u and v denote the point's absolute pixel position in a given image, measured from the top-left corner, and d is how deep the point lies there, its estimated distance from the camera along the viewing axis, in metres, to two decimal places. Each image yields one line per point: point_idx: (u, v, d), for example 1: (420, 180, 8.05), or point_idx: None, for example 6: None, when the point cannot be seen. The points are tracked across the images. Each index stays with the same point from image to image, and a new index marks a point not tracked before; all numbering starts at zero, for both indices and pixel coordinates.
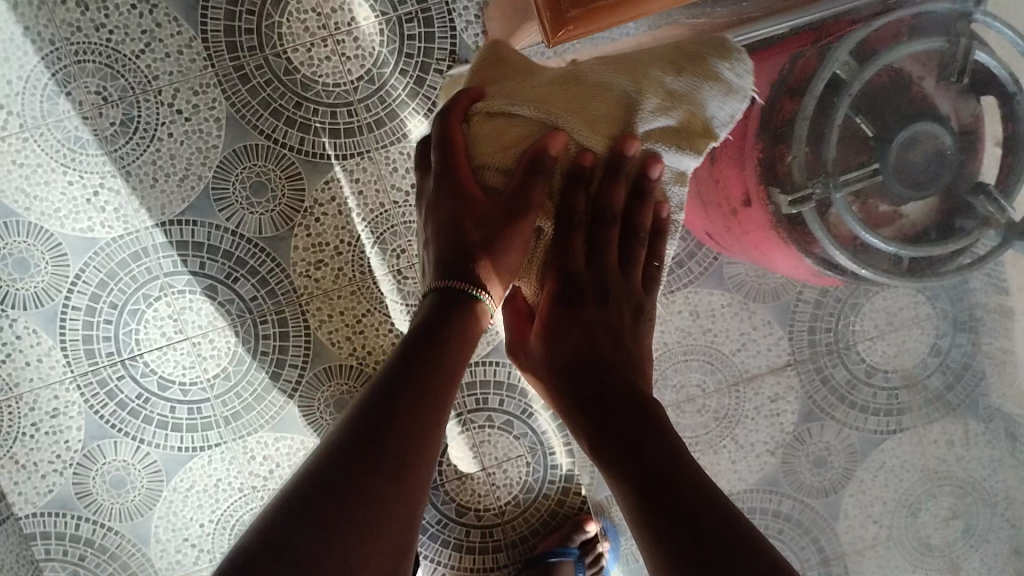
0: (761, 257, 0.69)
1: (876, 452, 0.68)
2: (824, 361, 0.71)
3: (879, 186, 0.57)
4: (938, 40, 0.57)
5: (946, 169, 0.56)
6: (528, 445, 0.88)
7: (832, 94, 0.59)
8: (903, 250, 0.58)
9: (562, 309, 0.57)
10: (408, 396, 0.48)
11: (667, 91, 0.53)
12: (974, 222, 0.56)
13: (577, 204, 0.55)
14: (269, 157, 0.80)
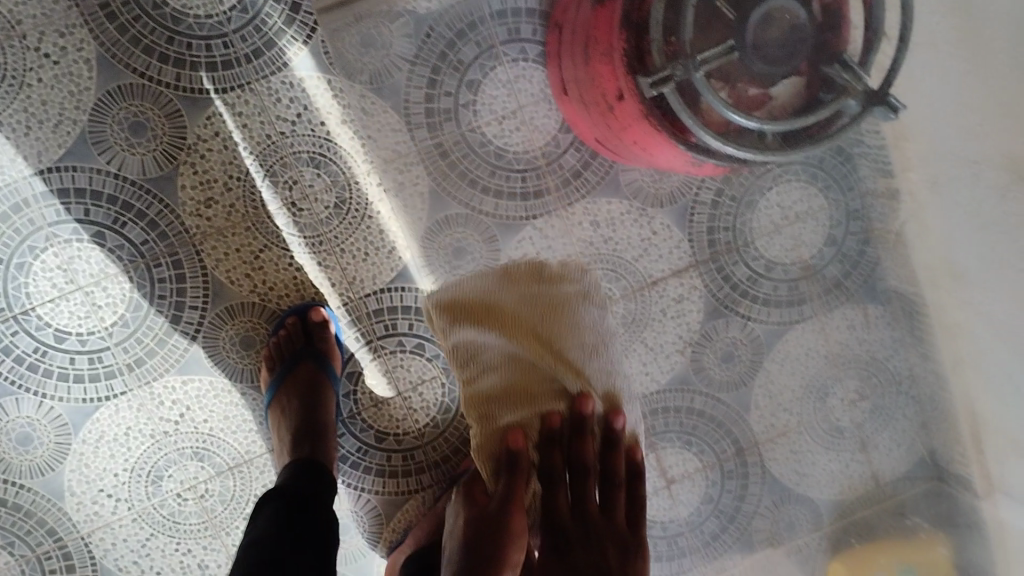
0: (642, 151, 0.70)
1: (781, 341, 0.93)
2: (725, 259, 0.90)
3: (737, 63, 0.60)
4: None
5: (802, 44, 0.60)
6: (442, 366, 0.89)
7: None
8: (766, 126, 0.61)
9: (553, 558, 0.64)
10: None
11: (575, 343, 0.71)
12: (834, 92, 0.60)
13: (554, 458, 0.67)
14: (146, 96, 0.78)
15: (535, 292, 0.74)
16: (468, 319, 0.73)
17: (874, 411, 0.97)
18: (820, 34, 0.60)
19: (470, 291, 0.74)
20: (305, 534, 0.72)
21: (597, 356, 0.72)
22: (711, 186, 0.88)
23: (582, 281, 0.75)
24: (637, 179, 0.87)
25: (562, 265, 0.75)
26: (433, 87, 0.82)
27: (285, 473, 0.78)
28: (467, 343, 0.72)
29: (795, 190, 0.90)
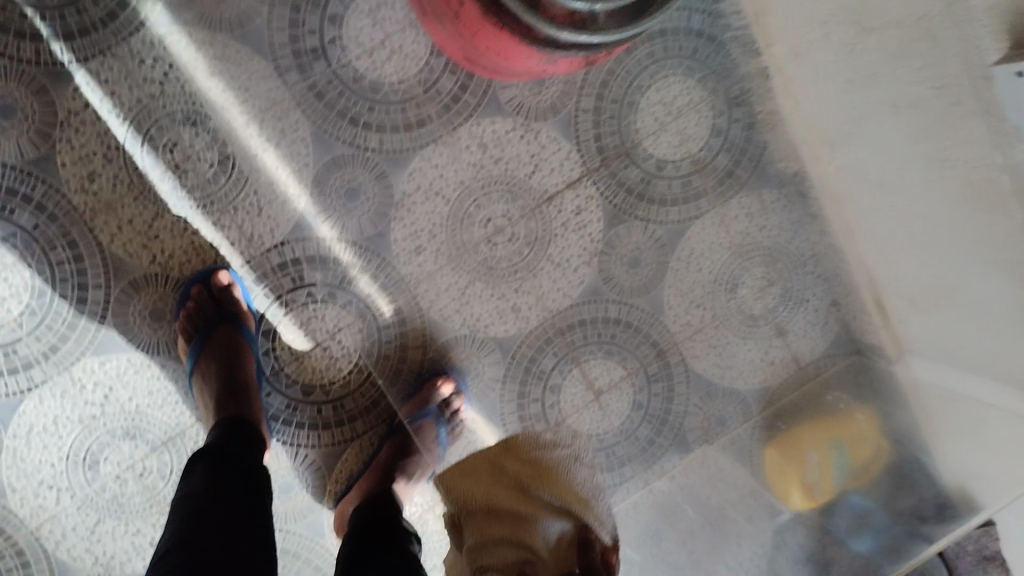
0: (500, 58, 0.72)
1: (683, 240, 0.96)
2: (616, 166, 0.92)
3: None
4: None
5: None
6: (357, 312, 0.89)
7: None
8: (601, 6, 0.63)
9: None
10: None
11: (567, 491, 0.86)
12: None
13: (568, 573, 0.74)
14: (10, 77, 0.78)
15: (533, 466, 0.88)
16: (465, 487, 0.89)
17: (785, 295, 1.00)
18: None
19: (472, 463, 0.91)
20: (237, 476, 0.72)
21: (591, 505, 0.88)
22: (590, 92, 0.90)
23: (570, 452, 0.93)
24: (517, 94, 0.88)
25: (552, 437, 0.94)
26: (297, 26, 0.82)
27: (214, 433, 0.77)
28: (473, 504, 0.85)
29: (674, 84, 0.91)
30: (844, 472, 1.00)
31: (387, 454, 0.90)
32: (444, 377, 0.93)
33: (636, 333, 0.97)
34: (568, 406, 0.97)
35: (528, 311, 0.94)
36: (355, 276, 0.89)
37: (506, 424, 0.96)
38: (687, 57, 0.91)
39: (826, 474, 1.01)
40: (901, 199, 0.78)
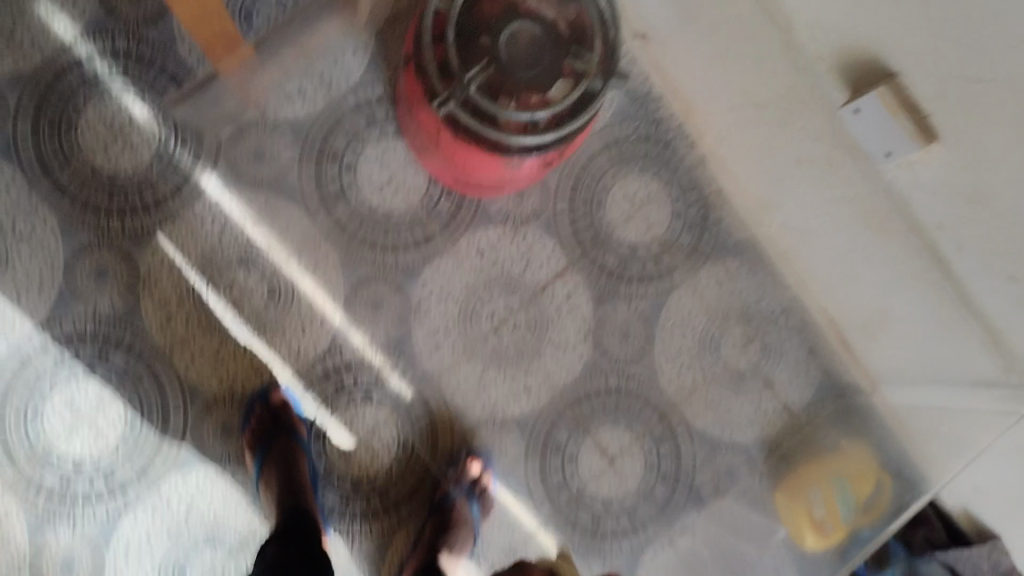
0: (476, 171, 0.93)
1: (665, 309, 1.11)
2: (596, 255, 1.10)
3: (502, 75, 0.84)
4: None
5: (544, 53, 0.85)
6: (390, 406, 1.05)
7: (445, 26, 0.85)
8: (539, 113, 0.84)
9: None
10: None
11: None
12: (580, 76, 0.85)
13: None
14: (102, 245, 0.99)
15: None
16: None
17: (766, 351, 1.12)
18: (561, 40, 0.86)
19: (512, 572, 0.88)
20: (303, 554, 0.84)
21: None
22: (564, 198, 1.09)
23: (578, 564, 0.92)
24: (504, 207, 1.08)
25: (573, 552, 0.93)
26: (320, 177, 1.04)
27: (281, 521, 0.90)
28: None
29: (632, 183, 1.10)
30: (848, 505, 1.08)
31: (429, 530, 0.99)
32: (474, 457, 1.05)
33: (637, 399, 1.10)
34: (587, 472, 1.08)
35: (538, 388, 1.08)
36: (387, 375, 1.05)
37: (533, 497, 1.08)
38: (642, 160, 1.10)
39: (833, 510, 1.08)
40: (818, 242, 0.96)
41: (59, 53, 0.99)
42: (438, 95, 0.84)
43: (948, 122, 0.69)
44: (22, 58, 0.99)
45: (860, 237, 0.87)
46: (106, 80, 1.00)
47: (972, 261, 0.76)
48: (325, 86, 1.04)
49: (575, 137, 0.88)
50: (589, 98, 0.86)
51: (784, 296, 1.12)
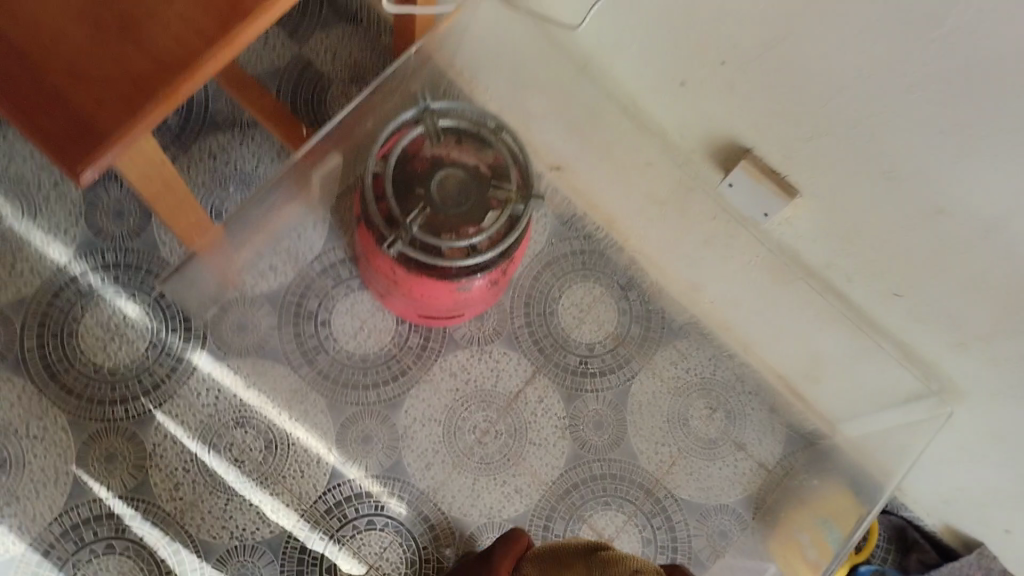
0: (432, 301, 1.05)
1: (631, 396, 1.21)
2: (557, 357, 1.21)
3: (440, 213, 0.98)
4: (421, 130, 1.02)
5: (471, 189, 1.00)
6: (393, 530, 1.12)
7: (384, 183, 0.99)
8: (476, 240, 0.97)
9: None
10: None
11: None
12: (505, 202, 1.00)
13: None
14: (110, 432, 1.09)
15: None
16: None
17: (731, 416, 1.21)
18: (483, 179, 1.01)
19: None
20: None
21: None
22: (520, 313, 1.22)
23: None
24: (467, 330, 1.20)
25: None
26: (300, 337, 1.16)
27: None
28: None
29: (578, 290, 1.23)
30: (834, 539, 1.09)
31: None
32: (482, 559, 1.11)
33: (623, 482, 1.18)
34: None
35: (528, 488, 1.16)
36: (386, 500, 1.13)
37: None
38: (582, 268, 1.24)
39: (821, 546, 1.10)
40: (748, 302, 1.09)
41: (55, 274, 1.13)
42: (389, 238, 0.97)
43: (800, 177, 0.83)
44: (23, 285, 1.12)
45: (773, 291, 1.00)
46: (98, 288, 1.14)
47: (864, 286, 0.89)
48: (293, 260, 1.18)
49: (512, 252, 1.02)
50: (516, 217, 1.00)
51: (735, 363, 1.22)
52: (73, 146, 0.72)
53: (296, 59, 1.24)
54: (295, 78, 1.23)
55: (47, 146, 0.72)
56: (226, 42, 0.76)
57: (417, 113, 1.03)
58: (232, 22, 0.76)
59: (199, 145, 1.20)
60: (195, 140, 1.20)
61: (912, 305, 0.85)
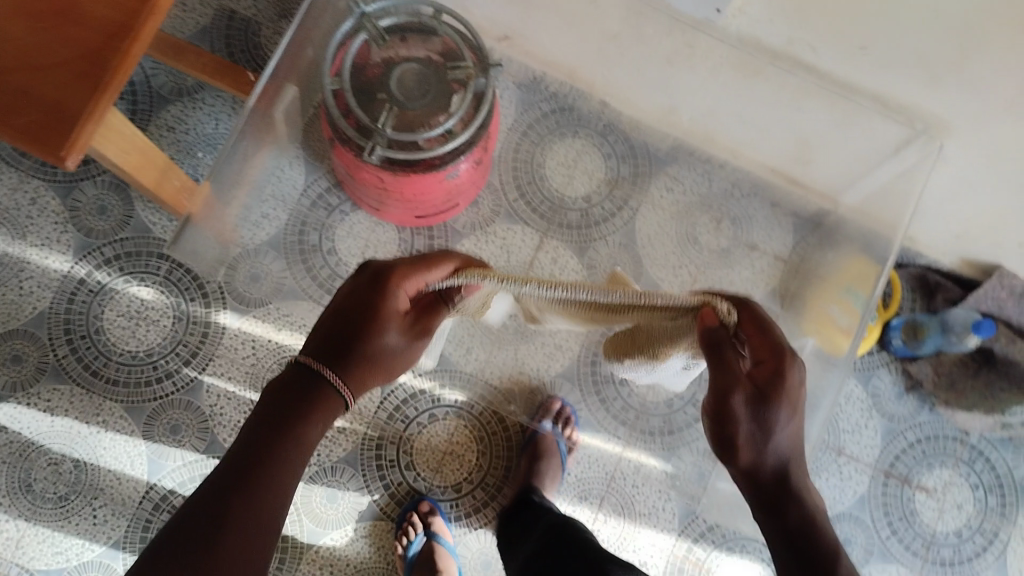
0: (423, 196, 1.07)
1: (638, 232, 1.25)
2: (557, 217, 1.25)
3: (408, 109, 0.99)
4: (364, 34, 1.01)
5: (430, 79, 1.00)
6: (455, 415, 1.17)
7: (344, 98, 0.99)
8: (449, 124, 0.99)
9: (363, 285, 0.73)
10: (344, 309, 0.73)
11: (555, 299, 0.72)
12: (465, 82, 1.00)
13: (352, 289, 0.74)
14: (167, 407, 1.14)
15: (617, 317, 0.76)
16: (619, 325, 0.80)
17: (736, 222, 1.26)
18: (438, 64, 1.01)
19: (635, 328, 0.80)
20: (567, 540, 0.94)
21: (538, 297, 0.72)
22: (510, 186, 1.25)
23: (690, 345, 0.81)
24: (466, 218, 1.23)
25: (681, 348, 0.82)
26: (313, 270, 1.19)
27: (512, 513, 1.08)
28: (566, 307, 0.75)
29: (558, 149, 1.26)
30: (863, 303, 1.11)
31: (528, 465, 1.13)
32: (552, 398, 1.16)
33: None
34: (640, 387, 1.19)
35: None
36: (440, 392, 1.17)
37: (605, 426, 1.17)
38: (560, 126, 1.27)
39: (851, 311, 1.12)
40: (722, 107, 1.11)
41: (63, 280, 1.15)
42: (365, 146, 0.97)
43: None
44: (37, 300, 1.14)
45: (742, 84, 1.02)
46: (108, 281, 1.16)
47: (828, 53, 0.89)
48: (283, 201, 1.19)
49: (485, 127, 1.04)
50: (480, 92, 1.01)
51: (727, 173, 1.26)
52: (48, 133, 0.73)
53: (220, 10, 1.22)
54: (226, 35, 1.22)
55: (25, 140, 0.73)
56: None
57: (354, 20, 1.01)
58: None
59: (155, 121, 1.20)
60: (150, 118, 1.20)
61: (876, 60, 0.87)
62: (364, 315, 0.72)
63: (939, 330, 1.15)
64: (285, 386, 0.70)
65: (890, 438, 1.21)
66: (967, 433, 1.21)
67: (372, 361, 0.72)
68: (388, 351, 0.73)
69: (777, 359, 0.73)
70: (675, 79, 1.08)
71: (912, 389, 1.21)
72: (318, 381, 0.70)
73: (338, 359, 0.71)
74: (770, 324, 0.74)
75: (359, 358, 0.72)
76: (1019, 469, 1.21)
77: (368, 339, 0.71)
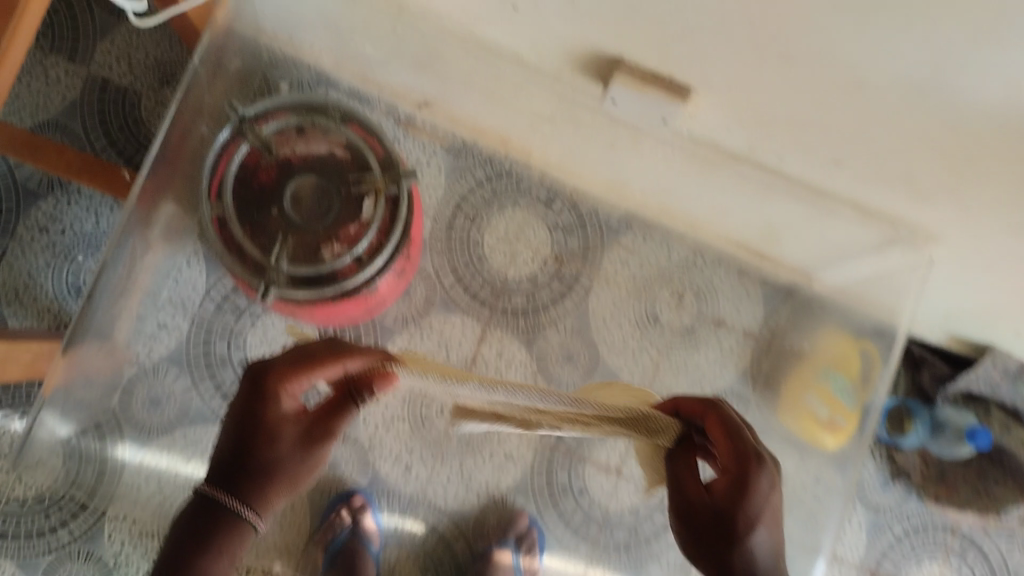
0: (338, 317, 0.92)
1: (592, 316, 1.11)
2: (501, 302, 1.09)
3: (309, 233, 0.84)
4: (248, 140, 0.85)
5: (330, 193, 0.85)
6: (395, 543, 1.04)
7: (229, 223, 0.83)
8: (358, 249, 0.84)
9: (247, 386, 0.65)
10: (236, 420, 0.65)
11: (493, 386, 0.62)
12: (373, 195, 0.86)
13: (242, 393, 0.66)
14: (64, 560, 1.00)
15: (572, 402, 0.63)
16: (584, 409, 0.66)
17: (701, 295, 1.12)
18: (343, 171, 0.86)
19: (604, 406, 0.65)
20: None
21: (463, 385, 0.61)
22: (445, 271, 1.08)
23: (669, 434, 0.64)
24: (396, 312, 1.07)
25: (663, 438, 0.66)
26: (221, 386, 1.05)
27: None
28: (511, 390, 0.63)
29: (499, 222, 1.10)
30: (845, 391, 1.03)
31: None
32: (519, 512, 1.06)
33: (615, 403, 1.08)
34: (602, 497, 1.08)
35: (519, 449, 1.07)
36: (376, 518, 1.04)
37: (566, 544, 1.07)
38: (496, 197, 1.10)
39: (834, 404, 1.04)
40: (679, 190, 0.94)
41: None
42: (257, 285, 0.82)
43: (691, 73, 0.65)
44: None
45: (701, 175, 0.86)
46: None
47: (799, 158, 0.73)
48: (181, 307, 1.04)
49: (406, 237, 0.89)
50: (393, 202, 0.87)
51: (687, 239, 1.11)
52: None
53: (89, 80, 1.02)
54: (97, 109, 1.02)
55: None
56: (10, 33, 0.60)
57: (233, 124, 0.85)
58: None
59: (23, 221, 1.01)
60: (16, 217, 1.01)
61: (868, 180, 0.73)
62: (255, 424, 0.64)
63: (927, 427, 1.07)
64: (187, 529, 0.61)
65: (876, 532, 1.10)
66: (958, 523, 1.10)
67: (277, 464, 0.64)
68: (291, 457, 0.65)
69: (739, 464, 0.61)
70: (622, 163, 0.92)
71: (900, 476, 1.10)
72: (223, 512, 0.62)
73: (237, 479, 0.63)
74: (739, 428, 0.62)
75: (258, 473, 0.63)
76: (1013, 556, 1.11)
77: (260, 452, 0.64)
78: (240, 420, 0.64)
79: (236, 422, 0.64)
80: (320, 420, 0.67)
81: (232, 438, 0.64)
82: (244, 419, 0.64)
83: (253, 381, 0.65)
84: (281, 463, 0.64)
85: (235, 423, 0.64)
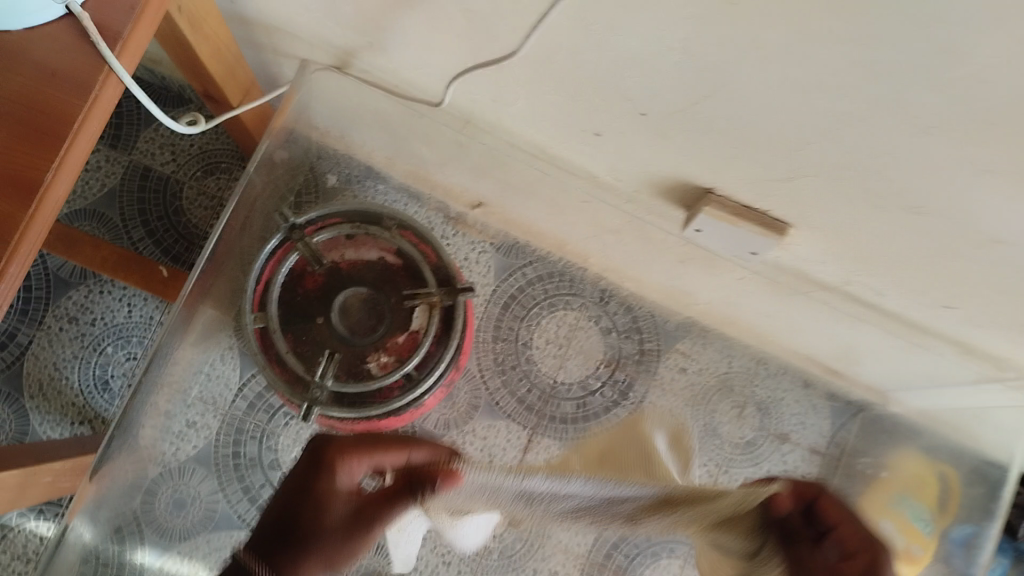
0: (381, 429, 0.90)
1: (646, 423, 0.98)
2: (547, 408, 1.00)
3: (355, 349, 0.83)
4: (298, 252, 0.84)
5: (378, 307, 0.84)
6: None
7: (273, 336, 0.82)
8: (406, 368, 0.82)
9: (312, 462, 0.61)
10: (293, 491, 0.59)
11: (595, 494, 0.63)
12: (422, 309, 0.84)
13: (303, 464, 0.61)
14: None
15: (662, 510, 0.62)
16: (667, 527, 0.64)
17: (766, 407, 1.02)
18: (392, 284, 0.85)
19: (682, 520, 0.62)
20: None
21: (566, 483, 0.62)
22: (492, 374, 1.01)
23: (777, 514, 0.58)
24: (437, 416, 0.97)
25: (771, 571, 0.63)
26: (248, 491, 0.97)
27: None
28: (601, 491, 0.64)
29: (550, 324, 1.03)
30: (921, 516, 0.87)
31: None
32: None
33: None
34: None
35: None
36: None
37: None
38: (548, 297, 1.03)
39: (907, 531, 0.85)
40: (751, 305, 0.88)
41: None
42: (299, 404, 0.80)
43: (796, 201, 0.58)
44: None
45: (779, 296, 0.79)
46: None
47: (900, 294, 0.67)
48: (211, 404, 0.98)
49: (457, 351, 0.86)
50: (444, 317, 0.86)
51: (752, 348, 1.02)
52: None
53: (131, 168, 0.99)
54: (136, 196, 0.98)
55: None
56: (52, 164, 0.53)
57: (282, 234, 0.84)
58: (30, 145, 0.53)
59: (53, 310, 0.97)
60: (46, 306, 0.97)
61: (967, 316, 0.70)
62: (314, 504, 0.58)
63: None
64: None
65: None
66: None
67: (313, 551, 0.57)
68: (330, 550, 0.58)
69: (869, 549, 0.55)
70: (689, 277, 0.86)
71: None
72: None
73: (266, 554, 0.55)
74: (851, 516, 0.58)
75: (294, 546, 0.57)
76: None
77: (304, 537, 0.57)
78: (297, 496, 0.59)
79: (294, 493, 0.59)
80: (375, 510, 0.62)
81: (280, 513, 0.59)
82: (302, 494, 0.59)
83: (315, 454, 0.61)
84: (319, 535, 0.58)
85: (291, 497, 0.59)
